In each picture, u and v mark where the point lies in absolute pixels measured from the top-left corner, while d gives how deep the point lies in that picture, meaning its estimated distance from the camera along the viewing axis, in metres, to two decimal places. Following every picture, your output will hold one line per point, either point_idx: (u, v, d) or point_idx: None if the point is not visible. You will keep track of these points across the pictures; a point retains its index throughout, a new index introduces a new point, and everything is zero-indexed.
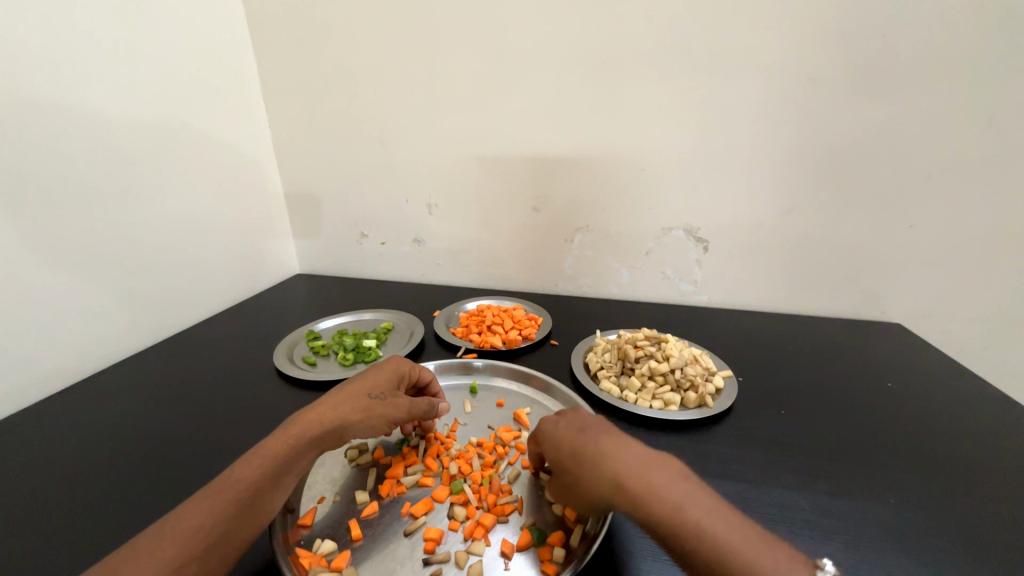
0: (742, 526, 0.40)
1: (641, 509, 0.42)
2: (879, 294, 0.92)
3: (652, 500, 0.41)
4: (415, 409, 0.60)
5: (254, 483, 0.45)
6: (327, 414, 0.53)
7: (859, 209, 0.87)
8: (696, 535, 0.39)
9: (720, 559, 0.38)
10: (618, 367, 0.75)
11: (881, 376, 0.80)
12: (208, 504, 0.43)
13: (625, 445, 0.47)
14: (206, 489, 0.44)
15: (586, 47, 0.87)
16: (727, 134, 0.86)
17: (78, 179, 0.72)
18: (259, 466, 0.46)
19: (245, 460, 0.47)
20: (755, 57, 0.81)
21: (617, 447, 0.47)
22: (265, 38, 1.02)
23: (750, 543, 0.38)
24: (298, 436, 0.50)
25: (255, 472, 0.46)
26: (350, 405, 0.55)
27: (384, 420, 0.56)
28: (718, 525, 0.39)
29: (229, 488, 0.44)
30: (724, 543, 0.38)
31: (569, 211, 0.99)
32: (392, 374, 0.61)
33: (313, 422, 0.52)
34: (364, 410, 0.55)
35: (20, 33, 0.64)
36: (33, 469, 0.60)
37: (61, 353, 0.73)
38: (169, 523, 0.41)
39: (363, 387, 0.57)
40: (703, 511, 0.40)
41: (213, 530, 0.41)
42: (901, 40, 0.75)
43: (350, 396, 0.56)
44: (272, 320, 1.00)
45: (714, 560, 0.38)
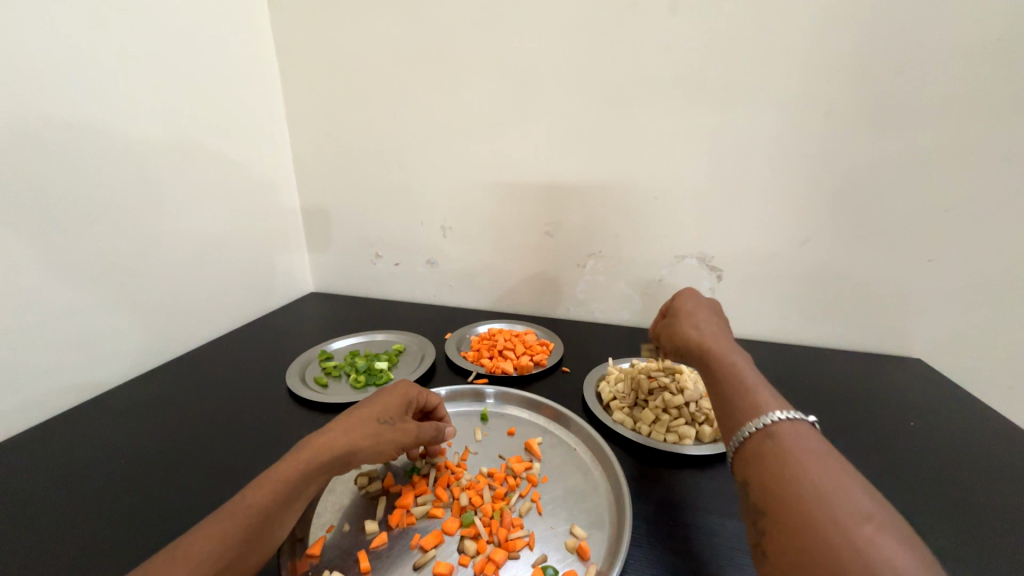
0: (757, 377, 0.50)
1: (690, 346, 0.56)
2: (898, 328, 0.91)
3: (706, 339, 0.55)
4: (423, 434, 0.60)
5: (264, 511, 0.45)
6: (338, 438, 0.51)
7: (875, 242, 0.86)
8: (718, 359, 0.52)
9: (729, 376, 0.50)
10: (631, 399, 0.74)
11: (902, 414, 0.77)
12: (218, 531, 0.42)
13: (711, 319, 0.60)
14: (215, 515, 0.43)
15: (599, 79, 0.89)
16: (740, 165, 0.87)
17: (105, 197, 0.75)
18: (269, 492, 0.45)
19: (254, 486, 0.46)
20: (766, 91, 0.82)
21: (702, 316, 0.60)
22: (291, 66, 1.07)
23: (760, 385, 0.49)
24: (309, 461, 0.48)
25: (265, 497, 0.45)
26: (360, 429, 0.53)
27: (393, 445, 0.55)
28: (742, 365, 0.51)
29: (238, 515, 0.43)
30: (739, 372, 0.50)
31: (581, 237, 1.00)
32: (401, 398, 0.60)
33: (324, 447, 0.50)
34: (375, 435, 0.54)
35: (60, 62, 0.68)
36: (45, 484, 0.61)
37: (79, 367, 0.75)
38: (177, 551, 0.40)
39: (374, 411, 0.56)
40: (738, 360, 0.52)
41: (221, 558, 0.41)
42: (913, 77, 0.76)
43: (362, 419, 0.55)
44: (285, 339, 1.01)
45: (724, 376, 0.51)
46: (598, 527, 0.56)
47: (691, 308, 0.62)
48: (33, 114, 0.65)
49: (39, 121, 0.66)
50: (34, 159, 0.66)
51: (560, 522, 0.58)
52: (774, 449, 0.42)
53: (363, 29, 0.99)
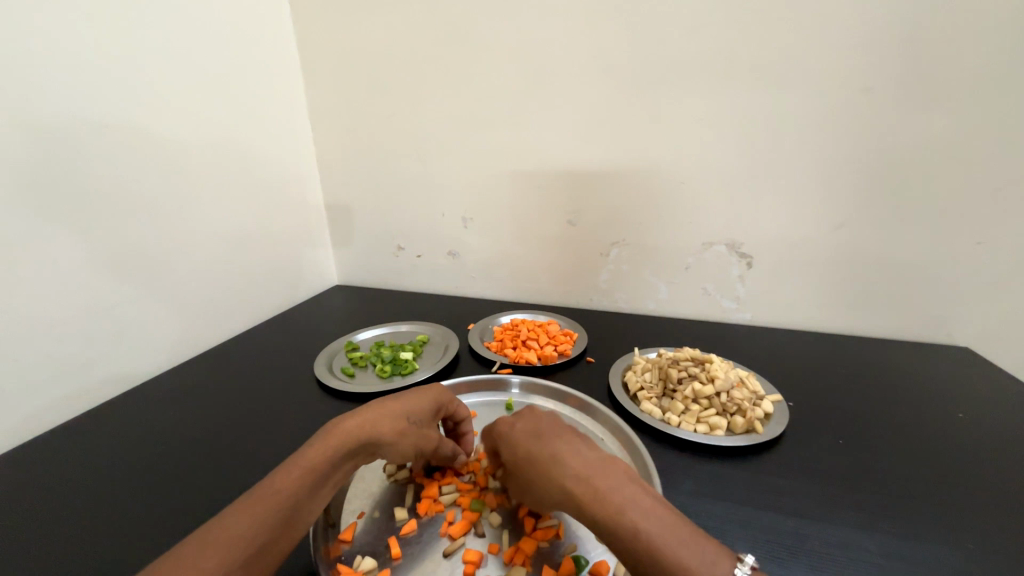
0: (665, 522, 0.40)
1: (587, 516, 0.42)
2: (944, 315, 0.86)
3: (593, 497, 0.42)
4: (441, 447, 0.59)
5: (294, 493, 0.46)
6: (364, 430, 0.52)
7: (919, 225, 0.81)
8: (627, 533, 0.40)
9: (651, 554, 0.38)
10: (660, 388, 0.73)
11: (948, 406, 0.73)
12: (248, 514, 0.43)
13: (574, 446, 0.47)
14: (247, 497, 0.45)
15: (623, 62, 0.87)
16: (772, 148, 0.83)
17: (142, 196, 0.77)
18: (299, 476, 0.47)
19: (284, 471, 0.47)
20: (802, 68, 0.78)
21: (565, 450, 0.46)
22: (312, 60, 1.07)
23: (671, 537, 0.39)
24: (335, 451, 0.50)
25: (294, 484, 0.46)
26: (387, 425, 0.54)
27: (413, 448, 0.56)
28: (652, 525, 0.40)
29: (269, 497, 0.45)
30: (650, 535, 0.39)
31: (605, 225, 0.98)
32: (429, 402, 0.60)
33: (351, 437, 0.51)
34: (399, 432, 0.55)
35: (98, 63, 0.70)
36: (95, 469, 0.64)
37: (121, 359, 0.78)
38: (212, 529, 0.41)
39: (401, 409, 0.56)
40: (638, 508, 0.41)
41: (255, 538, 0.42)
42: (964, 46, 0.71)
43: (389, 414, 0.55)
44: (311, 331, 1.03)
45: (646, 555, 0.39)
46: None
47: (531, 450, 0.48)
48: (74, 117, 0.68)
49: (79, 123, 0.68)
50: (77, 160, 0.68)
51: (589, 511, 0.57)
52: None
53: (383, 20, 0.98)
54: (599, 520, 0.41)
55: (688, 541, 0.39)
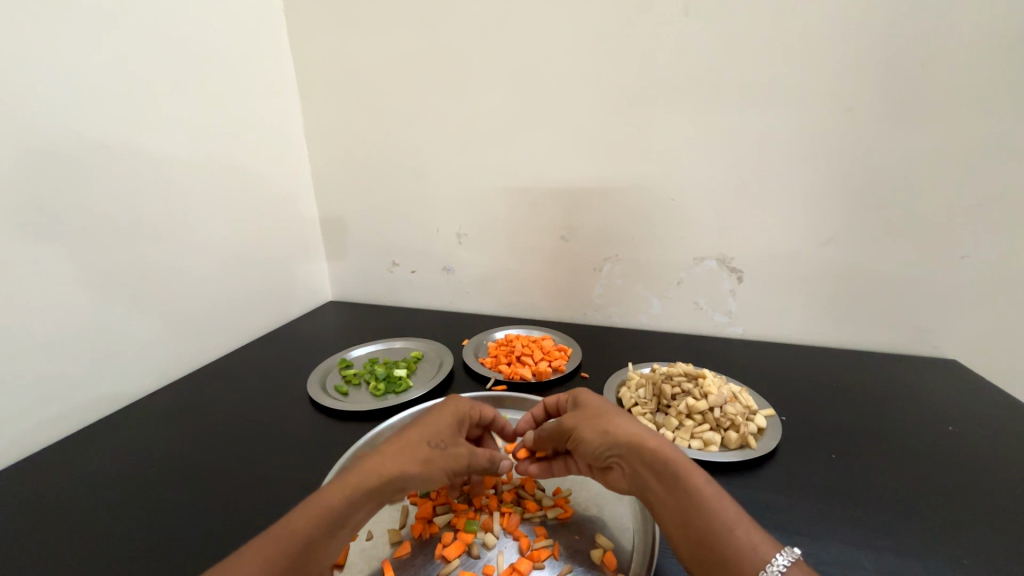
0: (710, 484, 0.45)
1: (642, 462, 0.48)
2: (930, 329, 0.88)
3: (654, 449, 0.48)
4: (474, 464, 0.57)
5: (312, 536, 0.43)
6: (388, 462, 0.51)
7: (904, 240, 0.83)
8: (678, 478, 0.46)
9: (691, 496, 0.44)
10: (654, 404, 0.73)
11: (939, 418, 0.74)
12: (263, 554, 0.40)
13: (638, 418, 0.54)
14: (263, 538, 0.41)
15: (614, 82, 0.89)
16: (760, 165, 0.85)
17: (136, 213, 0.77)
18: (320, 516, 0.44)
19: (304, 508, 0.44)
20: (786, 88, 0.81)
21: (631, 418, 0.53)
22: (309, 78, 1.09)
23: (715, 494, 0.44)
24: (358, 486, 0.47)
25: (313, 523, 0.44)
26: (412, 454, 0.53)
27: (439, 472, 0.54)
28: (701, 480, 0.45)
29: (286, 540, 0.42)
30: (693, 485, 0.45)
31: (598, 241, 0.99)
32: (450, 422, 0.58)
33: (374, 470, 0.49)
34: (424, 457, 0.53)
35: (97, 83, 0.71)
36: (80, 493, 0.62)
37: (110, 378, 0.77)
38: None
39: (425, 435, 0.55)
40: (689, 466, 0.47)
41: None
42: (939, 69, 0.74)
43: (413, 439, 0.54)
44: (305, 348, 1.02)
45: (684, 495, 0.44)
46: (622, 535, 0.56)
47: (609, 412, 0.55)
48: (72, 135, 0.68)
49: (77, 141, 0.69)
50: (74, 177, 0.69)
51: (585, 531, 0.57)
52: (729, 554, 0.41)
53: (379, 41, 1.01)
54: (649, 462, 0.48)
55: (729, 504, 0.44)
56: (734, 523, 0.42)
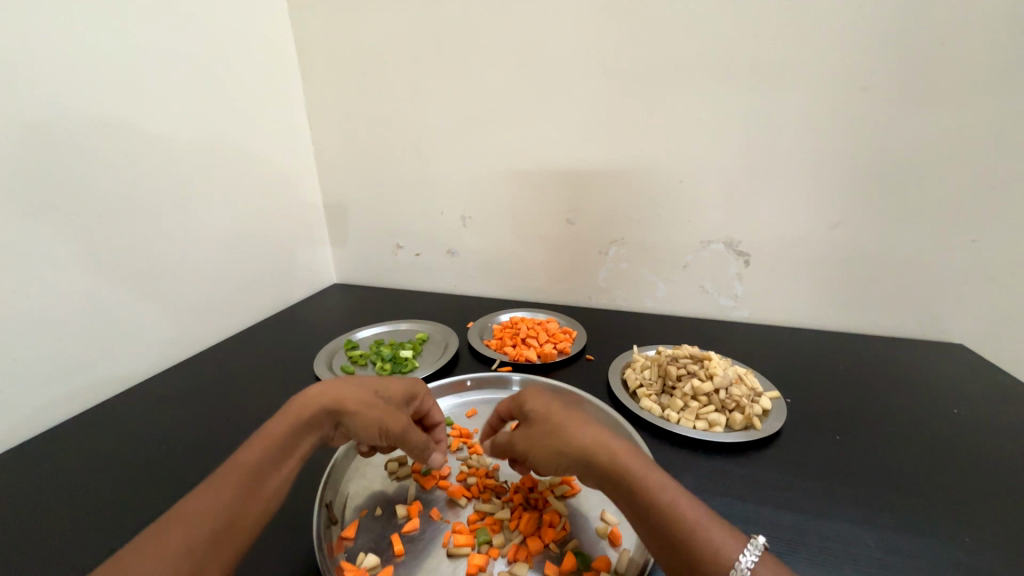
0: (664, 481, 0.42)
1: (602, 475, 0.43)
2: (939, 313, 0.87)
3: (613, 458, 0.43)
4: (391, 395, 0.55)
5: (255, 466, 0.45)
6: (330, 398, 0.51)
7: (915, 223, 0.82)
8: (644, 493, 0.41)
9: (658, 507, 0.40)
10: (659, 386, 0.73)
11: (944, 402, 0.74)
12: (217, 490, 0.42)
13: (585, 424, 0.47)
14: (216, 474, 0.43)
15: (623, 60, 0.87)
16: (770, 147, 0.84)
17: (138, 195, 0.77)
18: (261, 447, 0.46)
19: (248, 446, 0.46)
20: (800, 67, 0.78)
21: (582, 424, 0.47)
22: (310, 56, 1.07)
23: (682, 501, 0.41)
24: (296, 418, 0.49)
25: (256, 456, 0.45)
26: (351, 392, 0.53)
27: (380, 422, 0.52)
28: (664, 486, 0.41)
29: (229, 474, 0.43)
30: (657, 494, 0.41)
31: (603, 224, 0.98)
32: (392, 387, 0.56)
33: (312, 402, 0.50)
34: (364, 400, 0.52)
35: (95, 61, 0.69)
36: (94, 471, 0.64)
37: (118, 359, 0.78)
38: (190, 508, 0.40)
39: (370, 384, 0.55)
40: (643, 466, 0.42)
41: (220, 513, 0.40)
42: (961, 45, 0.72)
43: (357, 384, 0.54)
44: (310, 331, 1.03)
45: (651, 507, 0.40)
46: None
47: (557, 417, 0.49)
48: (73, 115, 0.67)
49: (75, 121, 0.67)
50: (77, 158, 0.68)
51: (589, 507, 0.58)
52: (705, 555, 0.38)
53: (381, 17, 0.98)
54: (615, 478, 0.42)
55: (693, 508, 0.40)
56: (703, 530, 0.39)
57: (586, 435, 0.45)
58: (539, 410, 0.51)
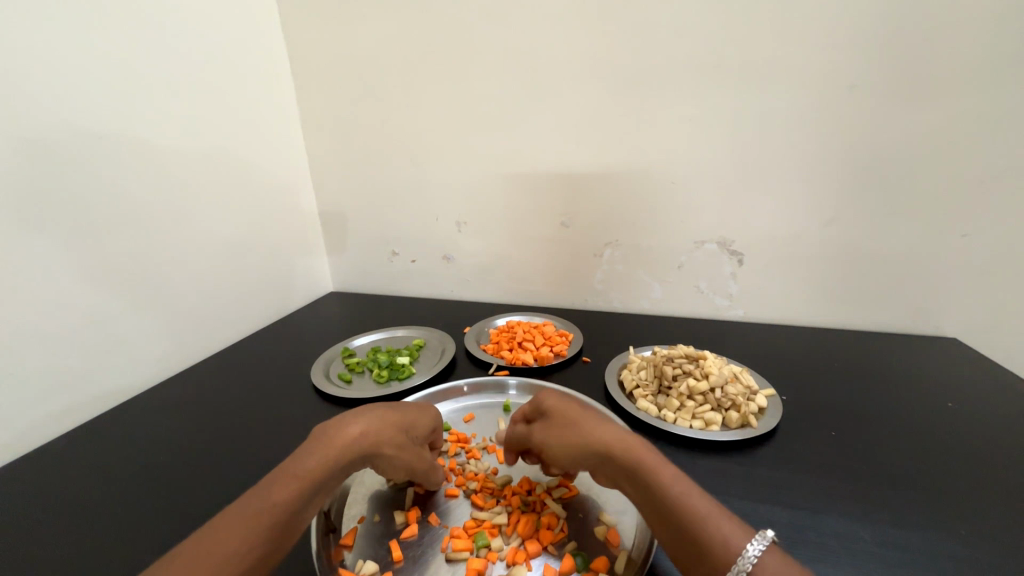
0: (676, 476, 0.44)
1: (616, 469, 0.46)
2: (932, 307, 0.88)
3: (626, 452, 0.46)
4: (417, 437, 0.58)
5: (289, 505, 0.43)
6: (366, 437, 0.51)
7: (905, 219, 0.83)
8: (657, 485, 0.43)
9: (671, 499, 0.42)
10: (655, 386, 0.73)
11: (938, 395, 0.75)
12: (252, 529, 0.41)
13: (603, 424, 0.50)
14: (244, 512, 0.42)
15: (612, 64, 0.88)
16: (759, 147, 0.85)
17: (134, 206, 0.77)
18: (296, 487, 0.45)
19: (280, 481, 0.45)
20: (787, 67, 0.80)
21: (599, 423, 0.51)
22: (304, 66, 1.08)
23: (694, 495, 0.43)
24: (331, 456, 0.48)
25: (290, 496, 0.44)
26: (388, 433, 0.54)
27: (407, 466, 0.55)
28: (675, 481, 0.44)
29: (263, 513, 0.42)
30: (668, 485, 0.43)
31: (597, 226, 0.99)
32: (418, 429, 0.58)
33: (350, 443, 0.50)
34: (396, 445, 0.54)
35: (90, 76, 0.70)
36: (91, 484, 0.64)
37: (115, 372, 0.78)
38: (225, 554, 0.39)
39: (403, 422, 0.56)
40: (656, 462, 0.45)
41: (248, 556, 0.39)
42: (943, 43, 0.73)
43: (392, 426, 0.55)
44: (307, 339, 1.03)
45: (663, 498, 0.43)
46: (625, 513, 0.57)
47: (573, 418, 0.52)
48: (69, 128, 0.68)
49: (71, 135, 0.68)
50: (73, 171, 0.68)
51: (587, 509, 0.58)
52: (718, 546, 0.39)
53: (373, 27, 0.99)
54: (628, 470, 0.46)
55: (707, 504, 0.43)
56: (718, 526, 0.40)
57: (605, 433, 0.49)
58: (557, 413, 0.54)
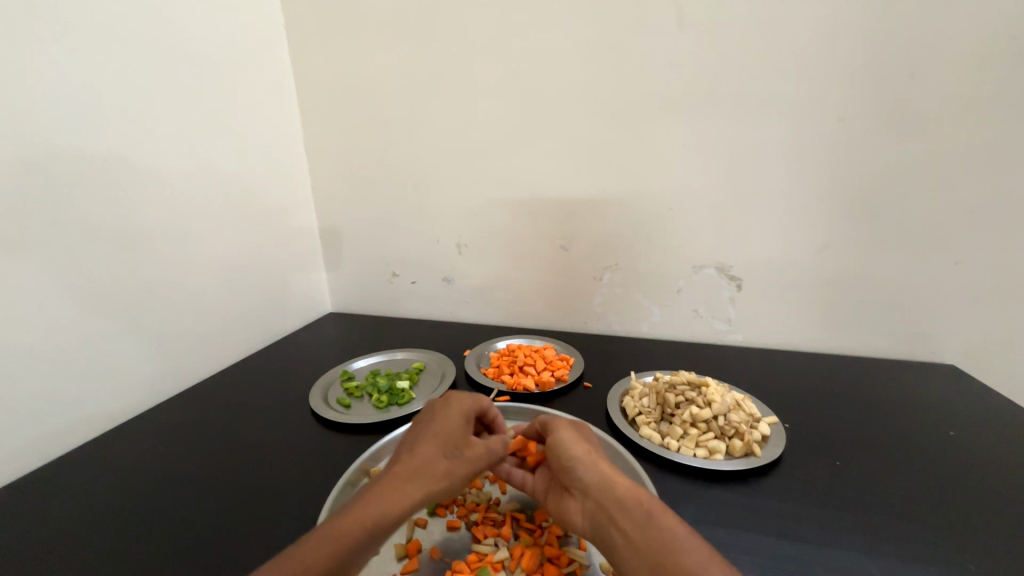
0: (679, 528, 0.45)
1: (623, 509, 0.47)
2: (929, 334, 0.89)
3: (632, 496, 0.48)
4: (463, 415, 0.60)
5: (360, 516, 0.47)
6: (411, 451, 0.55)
7: (900, 247, 0.85)
8: (657, 535, 0.44)
9: (665, 545, 0.43)
10: (657, 413, 0.73)
11: (939, 424, 0.75)
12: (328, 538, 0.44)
13: (609, 470, 0.52)
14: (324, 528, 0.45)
15: (611, 94, 0.90)
16: (754, 176, 0.87)
17: (136, 227, 0.78)
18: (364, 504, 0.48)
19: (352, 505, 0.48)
20: (781, 101, 0.82)
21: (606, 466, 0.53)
22: (309, 91, 1.10)
23: (692, 545, 0.43)
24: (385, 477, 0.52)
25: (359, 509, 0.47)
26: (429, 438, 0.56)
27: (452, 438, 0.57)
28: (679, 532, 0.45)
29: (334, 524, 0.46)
30: (666, 534, 0.44)
31: (596, 250, 1.00)
32: (461, 416, 0.59)
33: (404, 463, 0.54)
34: (457, 448, 0.56)
35: (99, 100, 0.71)
36: (77, 512, 0.62)
37: (109, 395, 0.76)
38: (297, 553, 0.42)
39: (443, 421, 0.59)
40: (657, 510, 0.47)
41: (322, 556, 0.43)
42: (928, 80, 0.76)
43: (444, 436, 0.57)
44: (304, 361, 1.02)
45: (657, 545, 0.44)
46: None
47: (582, 451, 0.54)
48: (76, 151, 0.69)
49: (75, 158, 0.69)
50: (77, 191, 0.69)
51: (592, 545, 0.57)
52: None
53: (377, 54, 1.02)
54: (628, 509, 0.47)
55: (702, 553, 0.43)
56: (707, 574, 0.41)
57: (612, 475, 0.51)
58: (565, 441, 0.55)
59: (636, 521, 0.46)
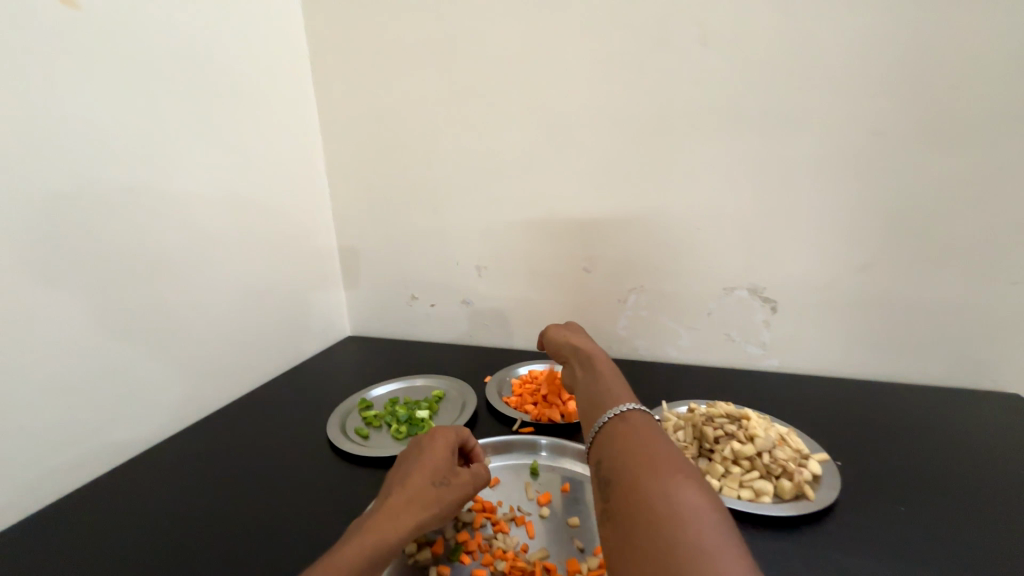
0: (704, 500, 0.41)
1: (643, 480, 0.44)
2: (988, 361, 0.82)
3: (653, 467, 0.45)
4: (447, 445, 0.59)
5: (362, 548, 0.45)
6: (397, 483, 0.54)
7: (950, 267, 0.79)
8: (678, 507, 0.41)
9: (688, 517, 0.40)
10: (695, 449, 0.68)
11: (1008, 462, 0.68)
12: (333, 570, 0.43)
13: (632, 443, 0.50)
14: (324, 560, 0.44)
15: (633, 113, 0.89)
16: (787, 194, 0.83)
17: (159, 253, 0.78)
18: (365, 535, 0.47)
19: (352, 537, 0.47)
20: (813, 117, 0.79)
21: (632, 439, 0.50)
22: (331, 117, 1.12)
23: (716, 519, 0.39)
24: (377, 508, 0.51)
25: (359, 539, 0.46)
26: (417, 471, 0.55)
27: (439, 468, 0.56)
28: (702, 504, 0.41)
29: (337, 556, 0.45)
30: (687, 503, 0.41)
31: (620, 271, 0.97)
32: (447, 447, 0.59)
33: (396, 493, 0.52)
34: (445, 477, 0.55)
35: (127, 130, 0.73)
36: (92, 549, 0.60)
37: (129, 424, 0.76)
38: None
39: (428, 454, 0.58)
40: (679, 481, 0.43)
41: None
42: (973, 91, 0.72)
43: (430, 463, 0.56)
44: (323, 387, 1.00)
45: (679, 516, 0.40)
46: None
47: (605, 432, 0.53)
48: (102, 180, 0.70)
49: (101, 187, 0.70)
50: (103, 219, 0.70)
51: None
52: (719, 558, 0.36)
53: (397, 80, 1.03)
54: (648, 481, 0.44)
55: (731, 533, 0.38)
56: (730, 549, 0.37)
57: (635, 446, 0.48)
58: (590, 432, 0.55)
59: (656, 491, 0.43)
